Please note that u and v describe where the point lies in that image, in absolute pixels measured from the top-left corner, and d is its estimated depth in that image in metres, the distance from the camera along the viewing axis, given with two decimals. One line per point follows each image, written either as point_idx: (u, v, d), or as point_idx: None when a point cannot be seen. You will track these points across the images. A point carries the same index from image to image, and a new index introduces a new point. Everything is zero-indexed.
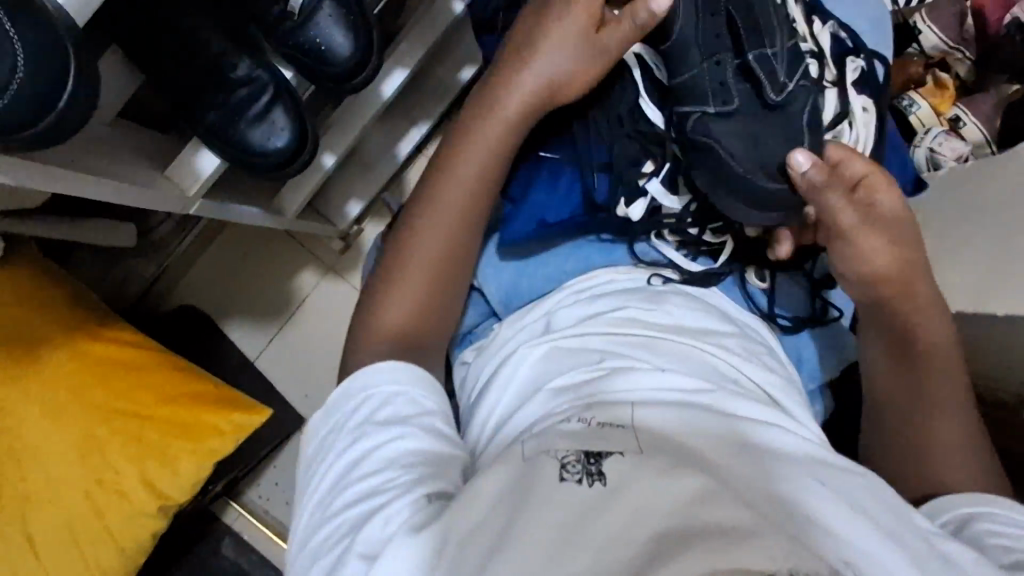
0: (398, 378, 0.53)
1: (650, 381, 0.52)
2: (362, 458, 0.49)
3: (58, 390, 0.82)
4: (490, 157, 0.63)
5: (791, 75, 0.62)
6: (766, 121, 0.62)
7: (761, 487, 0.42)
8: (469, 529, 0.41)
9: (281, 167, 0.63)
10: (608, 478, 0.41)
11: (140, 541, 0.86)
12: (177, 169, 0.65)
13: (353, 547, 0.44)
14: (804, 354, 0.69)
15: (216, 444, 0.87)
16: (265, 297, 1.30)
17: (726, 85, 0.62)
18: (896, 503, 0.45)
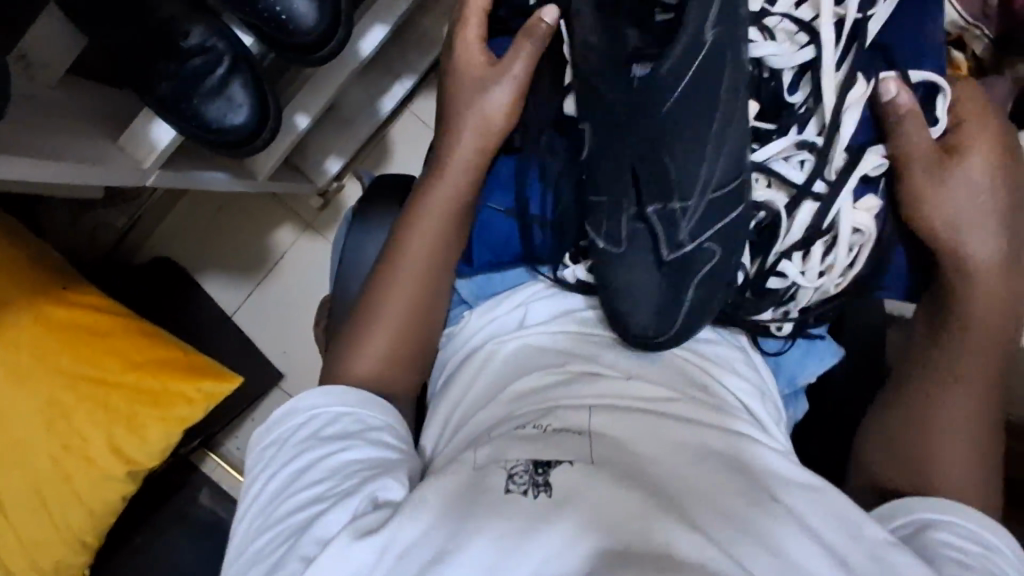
0: (351, 399, 0.51)
1: (610, 384, 0.50)
2: (308, 465, 0.47)
3: (22, 352, 0.81)
4: (450, 202, 0.61)
5: (695, 236, 0.54)
6: (658, 275, 0.55)
7: (714, 498, 0.41)
8: (411, 540, 0.39)
9: (242, 143, 0.62)
10: (553, 489, 0.41)
11: (110, 503, 0.86)
12: (134, 140, 0.62)
13: (296, 549, 0.42)
14: (784, 358, 0.64)
15: (185, 412, 0.85)
16: (242, 252, 1.26)
17: (633, 235, 0.56)
18: (857, 517, 0.42)
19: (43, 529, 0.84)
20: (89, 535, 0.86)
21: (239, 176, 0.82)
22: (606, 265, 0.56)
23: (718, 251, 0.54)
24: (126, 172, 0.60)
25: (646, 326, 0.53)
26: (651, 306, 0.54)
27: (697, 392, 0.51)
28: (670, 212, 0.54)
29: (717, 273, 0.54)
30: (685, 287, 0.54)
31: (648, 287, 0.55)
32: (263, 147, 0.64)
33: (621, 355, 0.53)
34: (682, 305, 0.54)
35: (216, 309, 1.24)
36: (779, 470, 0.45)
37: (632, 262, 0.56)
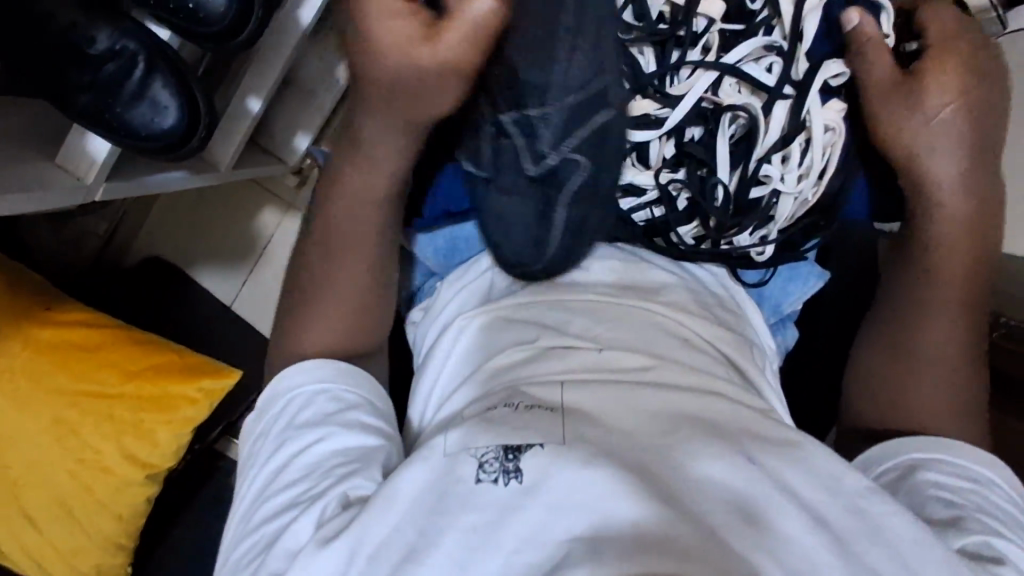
0: (322, 374, 0.54)
1: (581, 356, 0.50)
2: (284, 463, 0.50)
3: (19, 378, 0.84)
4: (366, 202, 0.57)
5: (558, 149, 0.53)
6: (532, 197, 0.56)
7: (688, 467, 0.42)
8: (380, 542, 0.41)
9: (179, 146, 0.61)
10: (525, 474, 0.41)
11: (134, 507, 0.86)
12: (76, 153, 0.59)
13: (265, 565, 0.45)
14: (767, 290, 0.63)
15: (191, 412, 0.85)
16: (229, 241, 1.23)
17: (500, 154, 0.55)
18: (833, 467, 0.44)
19: (77, 538, 0.87)
20: (122, 537, 0.87)
21: (199, 172, 0.79)
22: (481, 192, 0.58)
23: (587, 164, 0.54)
24: (71, 189, 0.58)
25: (521, 259, 0.57)
26: (523, 235, 0.56)
27: (671, 352, 0.51)
28: (529, 123, 0.53)
29: (590, 186, 0.55)
30: (552, 203, 0.55)
31: (521, 211, 0.56)
32: (202, 144, 0.63)
33: (593, 316, 0.53)
34: (552, 227, 0.56)
35: (213, 302, 1.22)
36: (751, 428, 0.46)
37: (512, 189, 0.56)
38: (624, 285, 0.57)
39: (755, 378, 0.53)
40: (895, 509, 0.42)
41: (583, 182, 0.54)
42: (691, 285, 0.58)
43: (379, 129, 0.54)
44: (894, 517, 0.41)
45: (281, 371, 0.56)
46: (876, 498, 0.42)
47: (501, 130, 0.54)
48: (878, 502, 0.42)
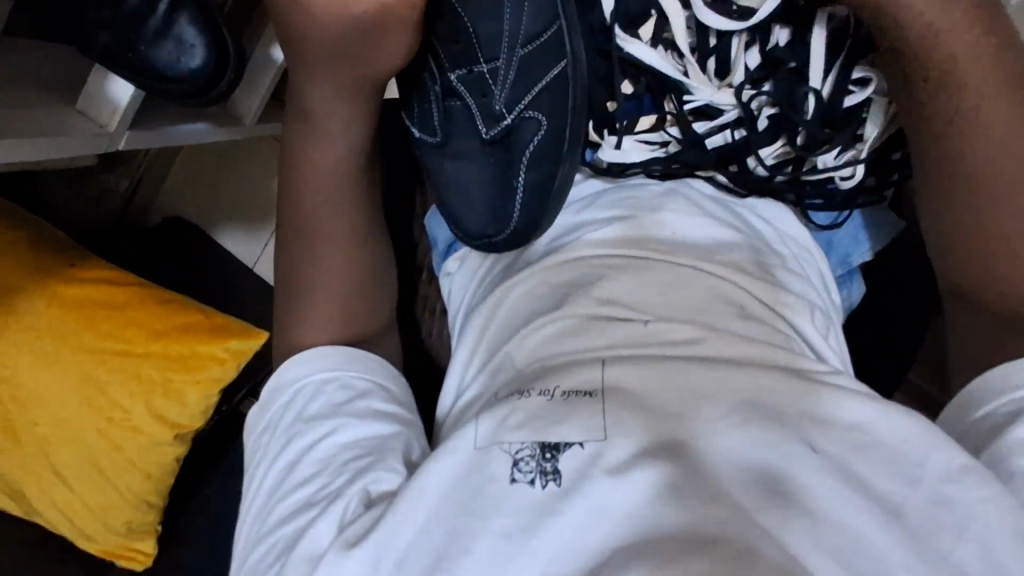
0: (329, 363, 0.53)
1: (626, 329, 0.46)
2: (296, 459, 0.48)
3: (44, 336, 0.83)
4: (334, 171, 0.58)
5: (511, 108, 0.59)
6: (487, 158, 0.61)
7: (747, 458, 0.38)
8: (404, 550, 0.39)
9: (205, 87, 0.57)
10: (563, 477, 0.39)
11: (165, 466, 0.86)
12: (96, 101, 0.57)
13: (286, 571, 0.42)
14: (837, 237, 0.60)
15: (218, 372, 0.84)
16: (249, 199, 1.19)
17: (450, 118, 0.61)
18: (916, 450, 0.38)
19: (104, 499, 0.86)
20: (152, 495, 0.87)
21: (222, 125, 0.76)
22: (433, 159, 0.62)
23: (544, 121, 0.58)
24: (90, 139, 0.55)
25: (483, 227, 0.60)
26: (492, 204, 0.61)
27: (727, 324, 0.46)
28: (483, 85, 0.59)
29: (552, 143, 0.58)
30: (516, 168, 0.60)
31: (482, 174, 0.61)
32: (230, 88, 0.58)
33: (638, 281, 0.48)
34: (515, 193, 0.60)
35: (236, 263, 1.19)
36: (816, 403, 0.41)
37: (464, 153, 0.62)
38: (675, 246, 0.52)
39: (819, 348, 0.49)
40: (991, 494, 0.36)
41: (540, 142, 0.58)
42: (747, 239, 0.54)
43: (329, 97, 0.55)
44: (985, 505, 0.36)
45: (285, 362, 0.54)
46: (967, 480, 0.37)
47: (449, 90, 0.60)
48: (974, 487, 0.37)
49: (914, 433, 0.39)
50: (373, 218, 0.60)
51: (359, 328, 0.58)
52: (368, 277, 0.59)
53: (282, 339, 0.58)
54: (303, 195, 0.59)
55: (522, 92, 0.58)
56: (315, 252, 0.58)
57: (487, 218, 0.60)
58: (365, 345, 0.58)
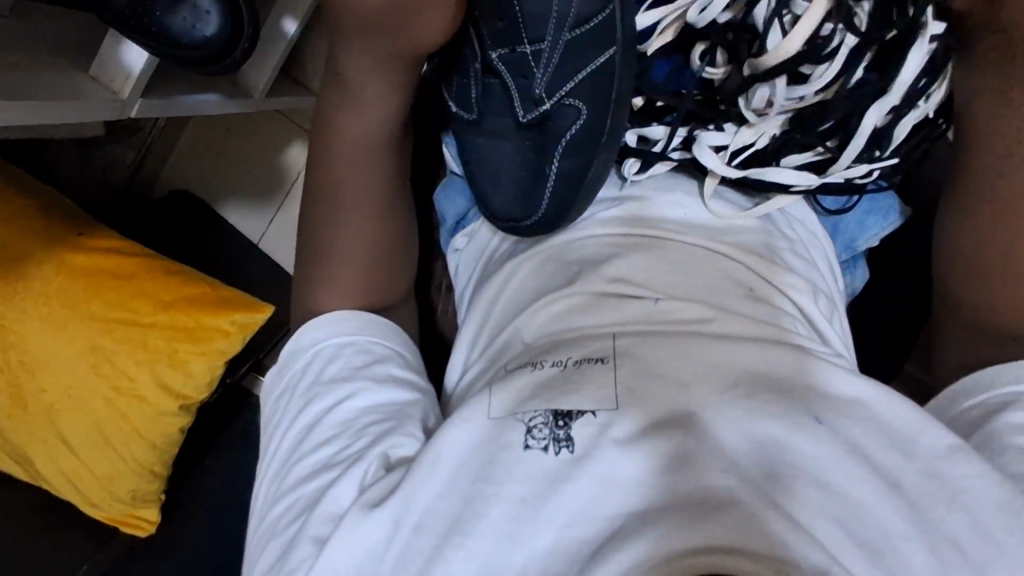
0: (343, 329, 0.54)
1: (638, 305, 0.46)
2: (315, 421, 0.48)
3: (53, 303, 0.84)
4: (358, 132, 0.59)
5: (553, 93, 0.60)
6: (522, 141, 0.62)
7: (755, 433, 0.38)
8: (424, 512, 0.40)
9: (221, 56, 0.57)
10: (576, 445, 0.39)
11: (168, 435, 0.87)
12: (110, 66, 0.57)
13: (306, 530, 0.43)
14: (844, 223, 0.59)
15: (224, 345, 0.84)
16: (254, 174, 1.18)
17: (487, 96, 0.62)
18: (911, 428, 0.40)
19: (111, 466, 0.87)
20: (157, 466, 0.88)
21: (233, 97, 0.76)
22: (468, 135, 0.63)
23: (583, 108, 0.59)
24: (103, 102, 0.56)
25: (512, 212, 0.59)
26: (520, 185, 0.61)
27: (735, 303, 0.46)
28: (524, 66, 0.60)
29: (590, 131, 0.58)
30: (550, 155, 0.60)
31: (511, 154, 0.62)
32: (243, 58, 0.59)
33: (651, 256, 0.49)
34: (547, 180, 0.60)
35: (242, 239, 1.19)
36: (822, 384, 0.41)
37: (498, 132, 0.62)
38: (684, 224, 0.52)
39: (830, 338, 0.49)
40: (984, 472, 0.38)
41: (580, 129, 0.59)
42: (760, 224, 0.54)
43: (359, 66, 0.57)
44: (979, 481, 0.38)
45: (300, 329, 0.55)
46: (957, 459, 0.38)
47: (490, 67, 0.61)
48: (960, 463, 0.38)
49: (909, 417, 0.40)
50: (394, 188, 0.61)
51: (378, 297, 0.58)
52: (387, 245, 0.59)
53: (301, 307, 0.58)
54: (324, 162, 0.59)
55: (563, 70, 0.59)
56: (331, 220, 0.59)
57: (517, 198, 0.60)
58: (381, 315, 0.58)
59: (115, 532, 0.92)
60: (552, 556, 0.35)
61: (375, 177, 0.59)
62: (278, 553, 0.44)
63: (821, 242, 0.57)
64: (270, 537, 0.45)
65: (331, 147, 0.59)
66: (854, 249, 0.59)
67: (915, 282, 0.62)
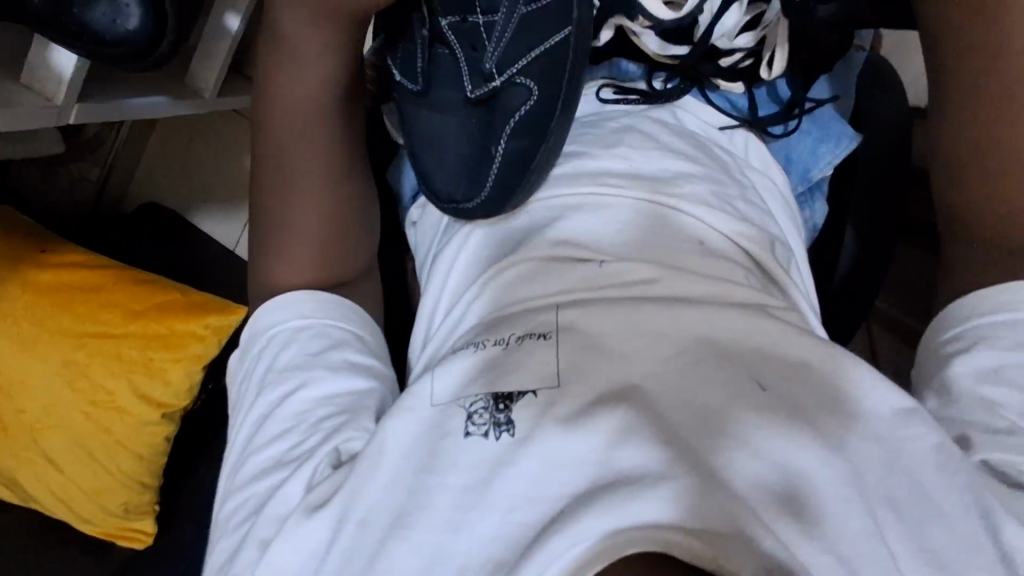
0: (301, 311, 0.53)
1: (583, 270, 0.44)
2: (268, 413, 0.48)
3: (22, 322, 0.84)
4: (308, 124, 0.58)
5: (501, 67, 0.59)
6: (469, 118, 0.61)
7: (691, 400, 0.37)
8: (370, 506, 0.38)
9: (145, 49, 0.55)
10: (517, 427, 0.38)
11: (154, 446, 0.86)
12: (43, 73, 0.57)
13: (254, 533, 0.42)
14: (795, 151, 0.60)
15: (199, 349, 0.84)
16: (223, 181, 1.18)
17: (434, 66, 0.62)
18: (853, 391, 0.38)
19: (97, 479, 0.87)
20: (145, 477, 0.87)
21: (180, 98, 0.75)
22: (411, 107, 0.61)
23: (535, 89, 0.58)
24: (36, 108, 0.56)
25: (453, 191, 0.58)
26: (464, 164, 0.59)
27: (688, 262, 0.45)
28: (475, 38, 0.61)
29: (541, 109, 0.57)
30: (497, 133, 0.59)
31: (456, 130, 0.61)
32: (171, 51, 0.57)
33: (596, 219, 0.48)
34: (495, 158, 0.58)
35: (215, 247, 1.18)
36: (772, 345, 0.40)
37: (444, 106, 0.61)
38: (632, 176, 0.50)
39: (785, 282, 0.47)
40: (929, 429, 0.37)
41: (529, 109, 0.58)
42: (704, 170, 0.52)
43: (307, 62, 0.58)
44: (920, 442, 0.37)
45: (261, 308, 0.55)
46: (909, 423, 0.38)
47: (440, 36, 0.61)
48: (902, 423, 0.37)
49: (859, 372, 0.39)
50: (349, 175, 0.60)
51: (332, 272, 0.58)
52: (337, 220, 0.58)
53: (258, 292, 0.58)
54: (270, 155, 0.59)
55: (518, 37, 0.59)
56: (283, 214, 0.58)
57: (464, 178, 0.58)
58: None
59: (111, 545, 0.92)
60: (492, 542, 0.34)
61: (325, 166, 0.59)
62: (229, 553, 0.43)
63: (771, 174, 0.57)
64: (224, 531, 0.45)
65: (279, 141, 0.59)
66: (810, 175, 0.60)
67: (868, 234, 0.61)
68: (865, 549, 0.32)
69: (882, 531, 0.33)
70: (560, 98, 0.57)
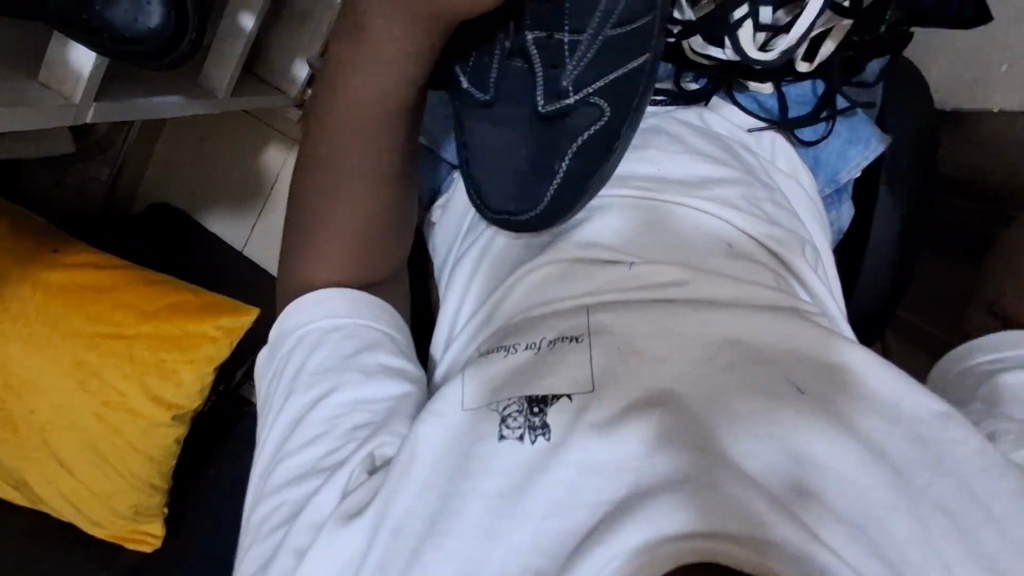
0: (332, 312, 0.49)
1: (612, 272, 0.43)
2: (300, 417, 0.45)
3: (33, 324, 0.83)
4: (365, 125, 0.54)
5: (579, 87, 0.55)
6: (532, 135, 0.56)
7: (725, 403, 0.36)
8: (402, 513, 0.37)
9: (169, 47, 0.55)
10: (552, 431, 0.37)
11: (166, 447, 0.86)
12: (60, 71, 0.56)
13: (288, 539, 0.41)
14: (824, 154, 0.59)
15: (212, 350, 0.84)
16: (234, 182, 1.17)
17: (506, 80, 0.57)
18: (888, 395, 0.38)
19: (111, 481, 0.87)
20: (156, 478, 0.87)
21: (195, 98, 0.74)
22: (474, 118, 0.57)
23: (606, 110, 0.54)
24: (54, 106, 0.55)
25: (506, 205, 0.53)
26: (520, 179, 0.55)
27: (713, 261, 0.44)
28: (557, 54, 0.56)
29: (607, 132, 0.53)
30: (560, 152, 0.55)
31: (519, 147, 0.56)
32: (196, 47, 0.57)
33: (623, 223, 0.47)
34: (554, 177, 0.54)
35: (226, 247, 1.17)
36: (812, 352, 0.39)
37: (507, 122, 0.57)
38: (664, 179, 0.50)
39: (812, 286, 0.47)
40: (967, 438, 0.37)
41: (596, 131, 0.54)
42: (734, 173, 0.51)
43: (376, 60, 0.53)
44: (959, 445, 0.36)
45: (290, 306, 0.51)
46: (946, 425, 0.37)
47: (522, 51, 0.56)
48: (940, 429, 0.37)
49: (890, 377, 0.38)
50: (396, 186, 0.55)
51: (365, 281, 0.54)
52: (364, 226, 0.54)
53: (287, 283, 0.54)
54: (317, 147, 0.55)
55: (597, 54, 0.55)
56: (323, 210, 0.54)
57: (518, 197, 0.54)
58: None
59: (120, 549, 0.91)
60: (534, 552, 0.33)
61: (372, 170, 0.54)
62: (264, 560, 0.42)
63: (800, 178, 0.57)
64: (255, 538, 0.43)
65: (329, 134, 0.54)
66: (840, 178, 0.59)
67: (892, 239, 0.61)
68: (909, 552, 0.31)
69: (934, 540, 0.32)
70: (625, 109, 0.54)
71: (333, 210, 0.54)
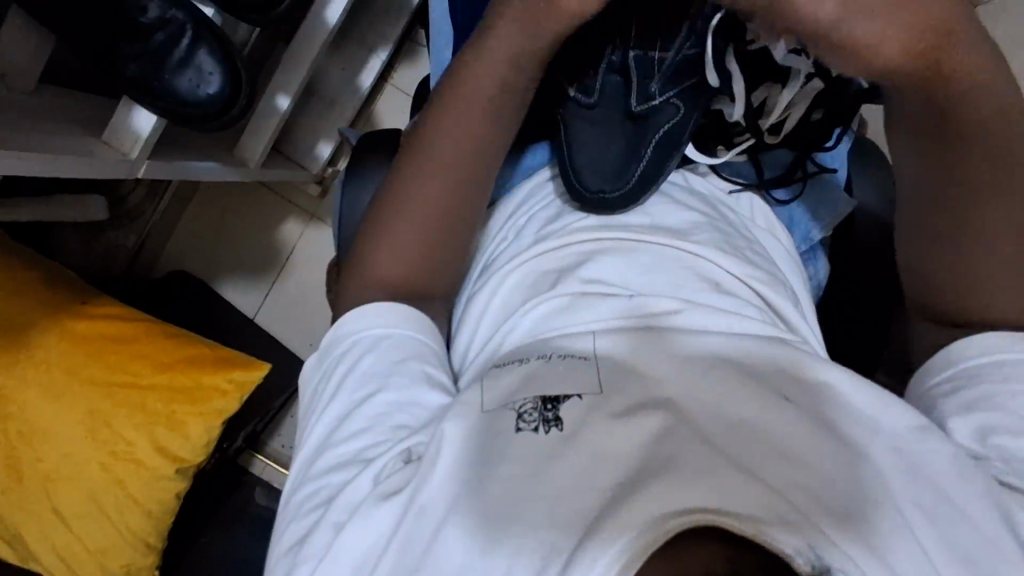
0: (384, 320, 0.51)
1: (615, 302, 0.47)
2: (342, 417, 0.46)
3: (54, 370, 0.86)
4: (472, 133, 0.55)
5: (664, 92, 0.61)
6: (621, 129, 0.62)
7: (722, 408, 0.39)
8: (431, 498, 0.39)
9: (222, 112, 0.67)
10: (565, 423, 0.39)
11: (166, 503, 0.86)
12: (122, 132, 0.65)
13: (326, 516, 0.42)
14: (796, 215, 0.64)
15: (221, 404, 0.86)
16: (252, 251, 1.23)
17: (606, 87, 0.63)
18: (875, 409, 0.40)
19: (107, 535, 0.86)
20: (151, 537, 0.87)
21: (231, 165, 0.82)
22: (578, 116, 0.63)
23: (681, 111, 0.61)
24: (116, 161, 0.62)
25: (600, 181, 0.58)
26: (612, 164, 0.60)
27: (706, 298, 0.48)
28: (649, 67, 0.61)
29: (677, 134, 0.61)
30: (645, 141, 0.61)
31: (609, 144, 0.61)
32: (243, 111, 0.70)
33: (626, 261, 0.51)
34: (640, 160, 0.60)
35: (239, 314, 1.21)
36: (802, 371, 0.42)
37: (601, 122, 0.62)
38: (660, 228, 0.55)
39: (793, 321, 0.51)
40: (943, 449, 0.39)
41: (671, 130, 0.61)
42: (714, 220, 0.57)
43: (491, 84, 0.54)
44: (939, 454, 0.39)
45: (346, 314, 0.53)
46: (925, 438, 0.39)
47: (621, 68, 0.62)
48: (922, 440, 0.39)
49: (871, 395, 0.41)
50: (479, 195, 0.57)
51: (428, 277, 0.55)
52: (464, 212, 0.56)
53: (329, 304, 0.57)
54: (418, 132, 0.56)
55: (678, 75, 0.61)
56: (407, 195, 0.55)
57: (610, 175, 0.59)
58: None
59: None
60: (544, 537, 0.34)
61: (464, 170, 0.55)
62: (296, 539, 0.43)
63: (778, 234, 0.63)
64: (293, 517, 0.44)
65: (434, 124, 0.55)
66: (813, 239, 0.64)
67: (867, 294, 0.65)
68: (890, 544, 0.33)
69: (911, 530, 0.34)
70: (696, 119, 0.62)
71: (413, 200, 0.55)
